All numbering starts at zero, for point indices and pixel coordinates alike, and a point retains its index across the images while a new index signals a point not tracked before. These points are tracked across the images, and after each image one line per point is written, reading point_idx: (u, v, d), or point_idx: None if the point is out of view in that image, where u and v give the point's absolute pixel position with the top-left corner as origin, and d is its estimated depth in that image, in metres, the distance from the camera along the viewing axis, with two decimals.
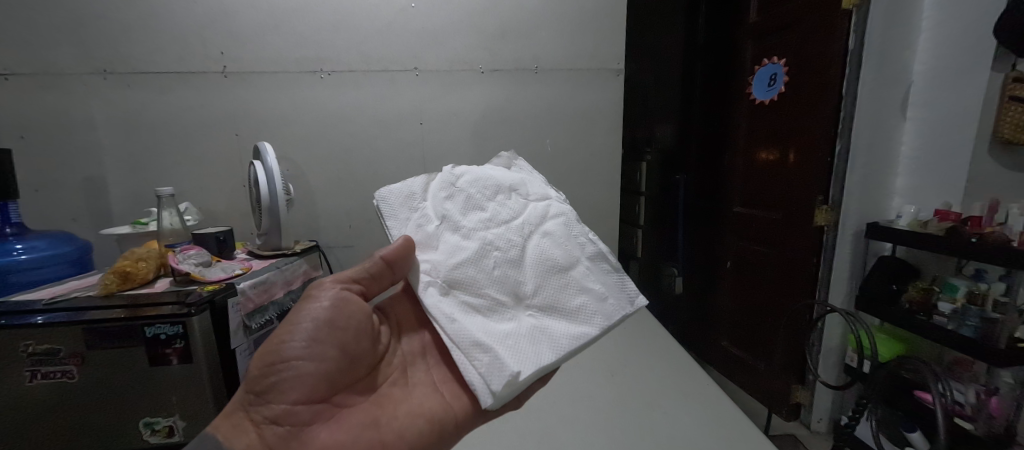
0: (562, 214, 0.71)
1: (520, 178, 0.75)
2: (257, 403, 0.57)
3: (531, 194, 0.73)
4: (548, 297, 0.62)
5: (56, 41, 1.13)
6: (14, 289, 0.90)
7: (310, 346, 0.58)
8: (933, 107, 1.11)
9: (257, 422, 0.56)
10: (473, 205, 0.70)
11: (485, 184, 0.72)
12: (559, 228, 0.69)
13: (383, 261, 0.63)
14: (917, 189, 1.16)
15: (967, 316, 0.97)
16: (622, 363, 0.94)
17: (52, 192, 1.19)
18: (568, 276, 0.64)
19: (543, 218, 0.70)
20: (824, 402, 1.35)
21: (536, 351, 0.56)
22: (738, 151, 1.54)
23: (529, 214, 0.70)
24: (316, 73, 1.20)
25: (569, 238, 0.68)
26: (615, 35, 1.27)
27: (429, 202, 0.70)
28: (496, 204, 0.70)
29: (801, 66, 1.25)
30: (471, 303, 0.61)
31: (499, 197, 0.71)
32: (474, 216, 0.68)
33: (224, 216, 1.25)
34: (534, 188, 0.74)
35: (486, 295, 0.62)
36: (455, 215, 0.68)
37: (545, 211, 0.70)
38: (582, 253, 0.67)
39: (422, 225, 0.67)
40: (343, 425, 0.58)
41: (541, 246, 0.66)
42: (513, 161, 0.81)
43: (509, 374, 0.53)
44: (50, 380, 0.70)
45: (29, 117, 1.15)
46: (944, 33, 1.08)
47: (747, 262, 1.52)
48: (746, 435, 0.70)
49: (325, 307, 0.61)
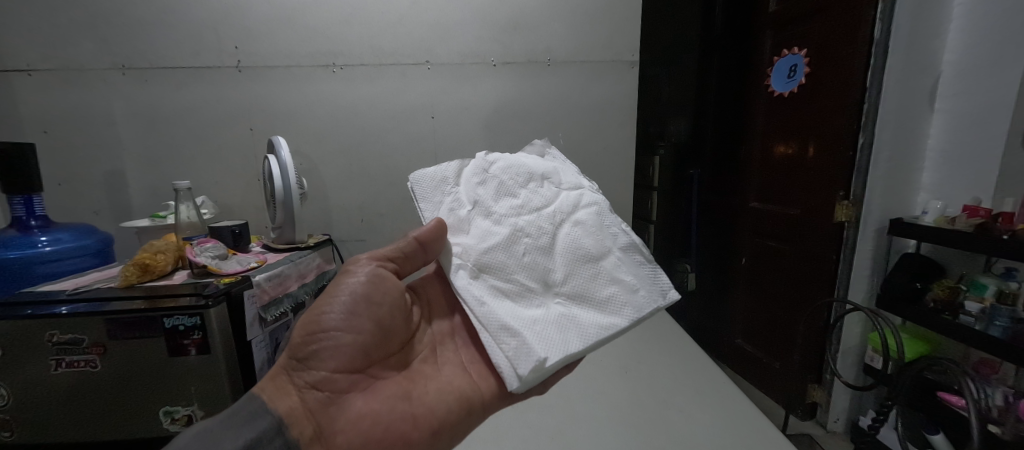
0: (595, 203, 0.69)
1: (554, 165, 0.74)
2: (299, 368, 0.58)
3: (564, 182, 0.71)
4: (577, 286, 0.61)
5: (75, 37, 1.15)
6: (38, 280, 0.93)
7: (348, 318, 0.59)
8: (964, 97, 1.07)
9: (299, 387, 0.57)
10: (506, 193, 0.69)
11: (518, 171, 0.71)
12: (591, 218, 0.67)
13: (417, 241, 0.64)
14: (944, 183, 1.12)
15: (996, 315, 0.93)
16: (636, 360, 0.91)
17: (74, 186, 1.22)
18: (598, 266, 0.63)
19: (576, 207, 0.68)
20: (841, 403, 1.33)
21: (565, 339, 0.55)
22: (755, 143, 1.50)
23: (561, 203, 0.68)
24: (329, 67, 1.20)
25: (601, 229, 0.66)
26: (628, 27, 1.24)
27: (462, 187, 0.70)
28: (528, 192, 0.69)
29: (824, 56, 1.21)
30: (500, 287, 0.61)
31: (531, 184, 0.70)
32: (506, 202, 0.67)
33: (239, 209, 1.27)
34: (567, 177, 0.72)
35: (516, 281, 0.61)
36: (487, 200, 0.68)
37: (577, 200, 0.69)
38: (614, 244, 0.65)
39: (455, 209, 0.67)
40: (378, 395, 0.59)
41: (573, 235, 0.65)
42: (547, 149, 0.80)
43: (536, 359, 0.52)
44: (73, 369, 0.72)
45: (53, 113, 1.18)
46: (976, 19, 1.04)
47: (764, 258, 1.49)
48: (765, 437, 0.67)
49: (362, 282, 0.61)
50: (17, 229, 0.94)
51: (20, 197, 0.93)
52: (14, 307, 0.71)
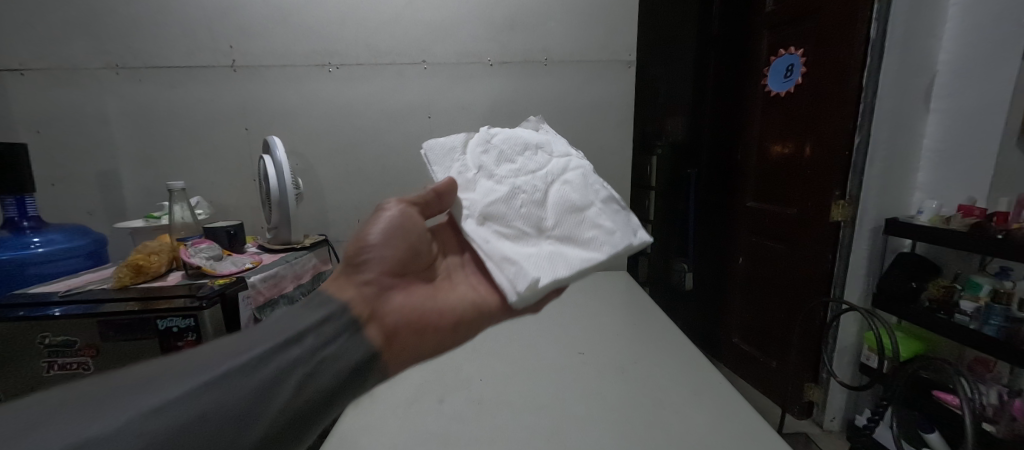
0: (580, 165, 0.69)
1: (545, 137, 0.73)
2: (351, 270, 0.56)
3: (555, 150, 0.70)
4: (566, 228, 0.60)
5: (68, 37, 1.14)
6: (31, 281, 0.92)
7: (392, 233, 0.59)
8: (960, 97, 1.07)
9: (354, 283, 0.54)
10: (506, 159, 0.67)
11: (515, 141, 0.69)
12: (577, 176, 0.66)
13: (435, 192, 0.62)
14: (940, 182, 1.12)
15: (990, 315, 0.93)
16: (632, 361, 0.84)
17: (67, 186, 1.21)
18: (582, 215, 0.62)
19: (564, 168, 0.67)
20: (837, 402, 1.33)
21: (554, 266, 0.56)
22: (752, 142, 1.51)
23: (552, 165, 0.67)
24: (325, 66, 1.20)
25: (585, 185, 0.65)
26: (626, 26, 1.24)
27: (467, 156, 0.68)
28: (525, 158, 0.68)
29: (820, 55, 1.21)
30: (500, 231, 0.60)
31: (528, 152, 0.69)
32: (506, 167, 0.66)
33: (235, 210, 1.26)
34: (558, 146, 0.71)
35: (515, 225, 0.60)
36: (490, 166, 0.66)
37: (565, 162, 0.68)
38: (595, 196, 0.65)
39: (462, 172, 0.65)
40: (417, 300, 0.58)
41: (561, 190, 0.64)
42: (540, 124, 0.78)
43: (532, 278, 0.53)
44: (66, 371, 0.71)
45: (46, 113, 1.17)
46: (972, 18, 1.04)
47: (759, 257, 1.50)
48: (761, 435, 0.64)
49: (400, 210, 0.61)
50: (9, 230, 0.93)
51: (12, 197, 0.92)
52: (7, 309, 0.71)
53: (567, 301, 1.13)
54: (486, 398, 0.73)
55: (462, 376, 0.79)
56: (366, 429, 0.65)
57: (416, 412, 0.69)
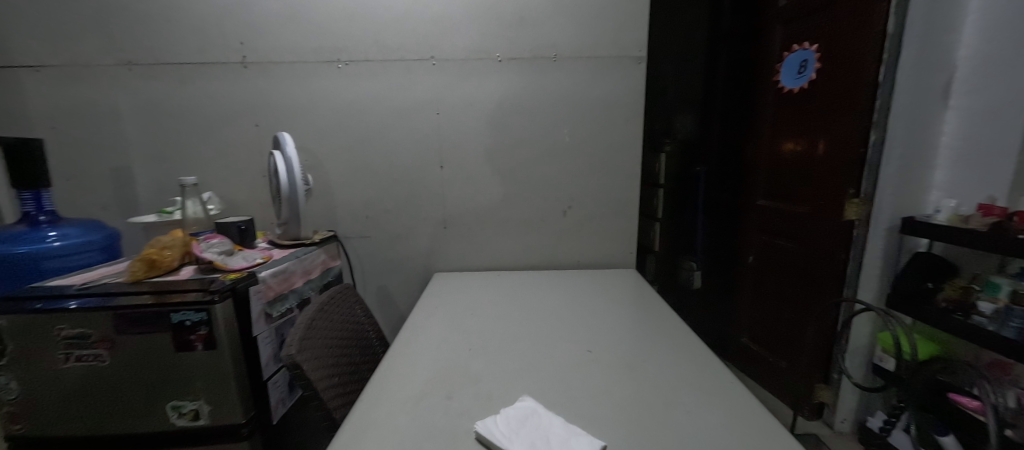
0: (545, 345, 0.88)
1: (516, 334, 0.92)
2: None
3: (525, 343, 0.89)
4: (558, 372, 0.79)
5: (83, 33, 1.15)
6: (49, 275, 0.94)
7: None
8: (981, 94, 1.04)
9: None
10: (496, 358, 0.83)
11: (495, 346, 0.87)
12: (550, 355, 0.85)
13: None
14: (958, 181, 1.10)
15: (1011, 316, 0.90)
16: (644, 357, 0.84)
17: (82, 181, 1.23)
18: (583, 399, 0.72)
19: (533, 337, 0.91)
20: (849, 403, 1.32)
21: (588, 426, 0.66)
22: (764, 140, 1.49)
23: (528, 351, 0.86)
24: (334, 62, 1.20)
25: (560, 359, 0.84)
26: (636, 22, 1.23)
27: (465, 359, 0.83)
28: (508, 353, 0.85)
29: (835, 51, 1.19)
30: (527, 412, 0.68)
31: (509, 351, 0.86)
32: (496, 362, 0.82)
33: (244, 206, 1.27)
34: (527, 338, 0.91)
35: (522, 379, 0.77)
36: (485, 360, 0.82)
37: (535, 345, 0.88)
38: (567, 358, 0.84)
39: (468, 367, 0.80)
40: None
41: (544, 366, 0.81)
42: (507, 326, 0.96)
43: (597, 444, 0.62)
44: (82, 363, 0.72)
45: (62, 110, 1.19)
46: (993, 13, 1.02)
47: (769, 257, 1.49)
48: (774, 438, 0.63)
49: None
50: (26, 224, 0.95)
51: (30, 192, 0.93)
52: (25, 302, 0.72)
53: (576, 299, 1.12)
54: (494, 394, 0.73)
55: (470, 371, 0.79)
56: (374, 424, 0.66)
57: (422, 406, 0.70)
